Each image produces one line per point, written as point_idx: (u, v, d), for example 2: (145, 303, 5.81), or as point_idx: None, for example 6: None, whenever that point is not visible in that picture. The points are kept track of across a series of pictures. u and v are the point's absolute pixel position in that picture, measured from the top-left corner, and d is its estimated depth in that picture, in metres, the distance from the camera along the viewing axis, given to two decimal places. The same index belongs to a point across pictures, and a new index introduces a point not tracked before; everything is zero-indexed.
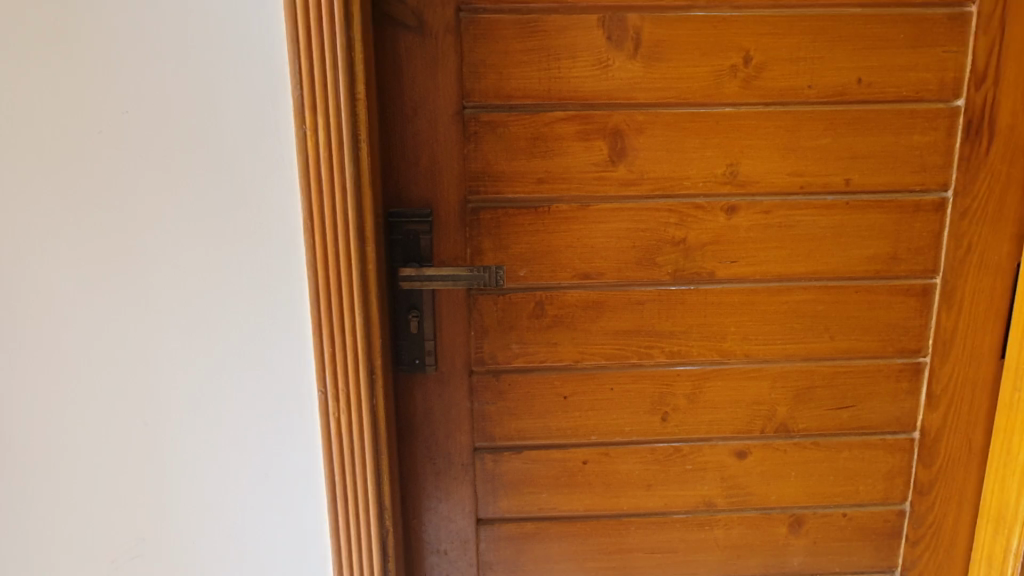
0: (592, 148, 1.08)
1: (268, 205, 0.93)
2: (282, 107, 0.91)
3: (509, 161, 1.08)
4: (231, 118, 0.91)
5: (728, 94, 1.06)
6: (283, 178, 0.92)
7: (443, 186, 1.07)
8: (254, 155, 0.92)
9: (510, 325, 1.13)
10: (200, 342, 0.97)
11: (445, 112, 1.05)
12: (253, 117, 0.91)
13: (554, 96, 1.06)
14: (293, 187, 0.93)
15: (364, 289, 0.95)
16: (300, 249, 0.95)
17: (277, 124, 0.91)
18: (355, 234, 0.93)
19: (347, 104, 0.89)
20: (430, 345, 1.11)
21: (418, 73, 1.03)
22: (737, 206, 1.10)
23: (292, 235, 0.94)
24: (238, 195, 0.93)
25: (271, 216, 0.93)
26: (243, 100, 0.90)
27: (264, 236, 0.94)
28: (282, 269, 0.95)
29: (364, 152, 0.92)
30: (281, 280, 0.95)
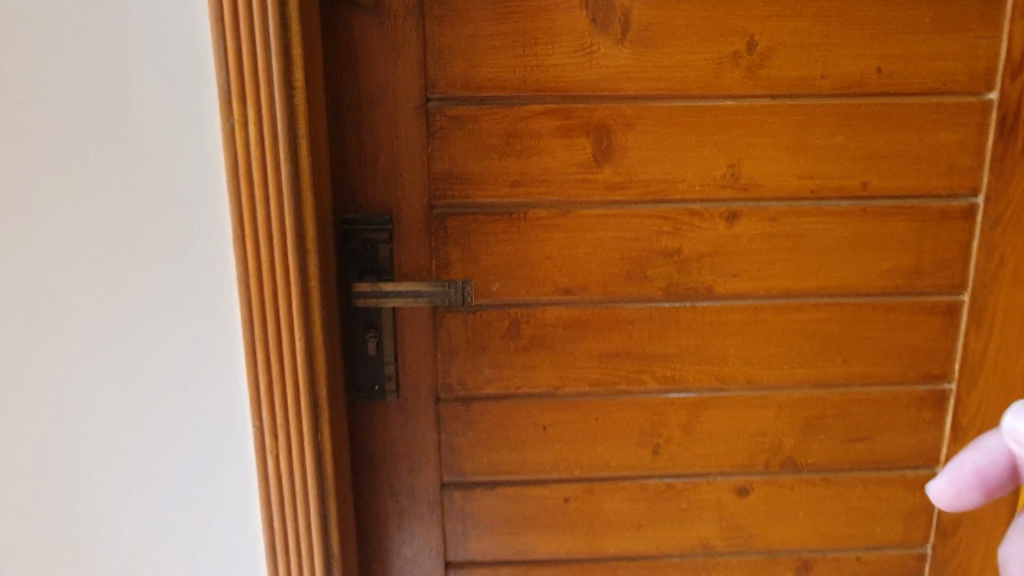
0: (574, 146, 0.94)
1: (191, 210, 0.79)
2: (206, 94, 0.77)
3: (479, 161, 0.94)
4: (147, 109, 0.77)
5: (729, 85, 0.93)
6: (208, 178, 0.79)
7: (405, 188, 0.94)
8: (173, 152, 0.78)
9: (481, 347, 1.00)
10: (118, 370, 0.83)
11: (405, 105, 0.92)
12: (171, 106, 0.77)
13: (530, 88, 0.93)
14: (220, 188, 0.79)
15: (305, 309, 0.82)
16: (229, 262, 0.81)
17: (202, 115, 0.77)
18: (294, 245, 0.79)
19: (283, 92, 0.76)
20: (391, 369, 0.99)
21: (374, 60, 0.90)
22: (739, 213, 0.97)
23: (221, 244, 0.80)
24: (155, 198, 0.79)
25: (193, 222, 0.80)
26: (160, 86, 0.76)
27: (190, 246, 0.80)
28: (209, 284, 0.81)
29: (304, 151, 0.78)
30: (208, 297, 0.82)
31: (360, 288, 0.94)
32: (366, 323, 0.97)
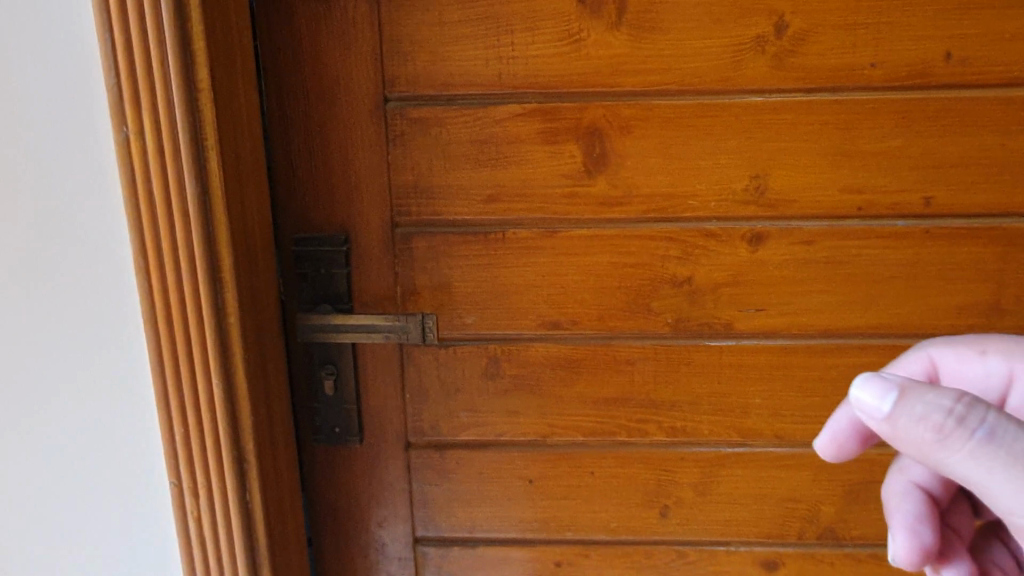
0: (560, 154, 0.78)
1: (87, 236, 0.69)
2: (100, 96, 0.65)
3: (448, 171, 0.79)
4: (38, 114, 0.66)
5: (751, 77, 0.75)
6: (104, 198, 0.68)
7: (362, 203, 0.80)
8: (64, 170, 0.67)
9: (455, 388, 0.86)
10: (22, 415, 0.74)
11: (358, 105, 0.77)
12: (59, 117, 0.66)
13: (507, 84, 0.77)
14: (119, 211, 0.68)
15: (223, 351, 0.70)
16: (133, 296, 0.70)
17: (98, 121, 0.66)
18: (205, 276, 0.67)
19: (183, 96, 0.63)
20: (352, 410, 0.86)
21: (323, 54, 0.76)
22: (766, 234, 0.79)
23: (123, 274, 0.69)
24: (48, 223, 0.69)
25: (90, 250, 0.69)
26: (49, 88, 0.65)
27: (91, 277, 0.70)
28: (111, 319, 0.71)
29: (214, 166, 0.65)
30: (110, 334, 0.71)
31: (310, 320, 0.81)
32: (323, 358, 0.84)
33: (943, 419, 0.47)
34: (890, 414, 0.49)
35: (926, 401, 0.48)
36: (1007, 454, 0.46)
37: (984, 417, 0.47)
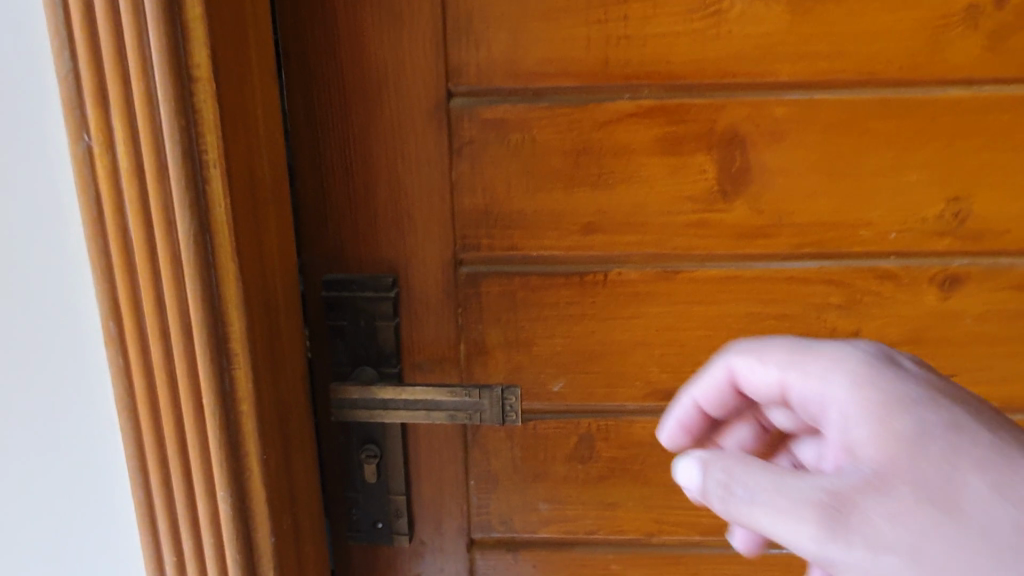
0: (685, 169, 0.58)
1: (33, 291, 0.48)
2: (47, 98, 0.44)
3: (533, 193, 0.59)
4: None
5: (956, 65, 0.54)
6: (55, 236, 0.47)
7: (416, 233, 0.60)
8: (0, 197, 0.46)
9: (535, 473, 0.66)
10: None
11: (412, 102, 0.57)
12: None
13: (615, 73, 0.56)
14: (77, 254, 0.47)
15: (232, 454, 0.49)
16: (99, 373, 0.49)
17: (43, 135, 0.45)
18: (206, 345, 0.47)
19: (172, 90, 0.43)
20: (399, 503, 0.65)
21: (364, 34, 0.56)
22: (961, 276, 0.59)
23: (83, 344, 0.48)
24: None
25: (37, 313, 0.48)
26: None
27: (35, 351, 0.48)
28: (68, 409, 0.49)
29: (217, 190, 0.45)
30: (66, 428, 0.50)
31: (346, 394, 0.61)
32: (361, 437, 0.64)
33: (722, 487, 0.39)
34: (704, 490, 0.40)
35: (720, 467, 0.39)
36: (791, 514, 0.36)
37: (753, 480, 0.38)
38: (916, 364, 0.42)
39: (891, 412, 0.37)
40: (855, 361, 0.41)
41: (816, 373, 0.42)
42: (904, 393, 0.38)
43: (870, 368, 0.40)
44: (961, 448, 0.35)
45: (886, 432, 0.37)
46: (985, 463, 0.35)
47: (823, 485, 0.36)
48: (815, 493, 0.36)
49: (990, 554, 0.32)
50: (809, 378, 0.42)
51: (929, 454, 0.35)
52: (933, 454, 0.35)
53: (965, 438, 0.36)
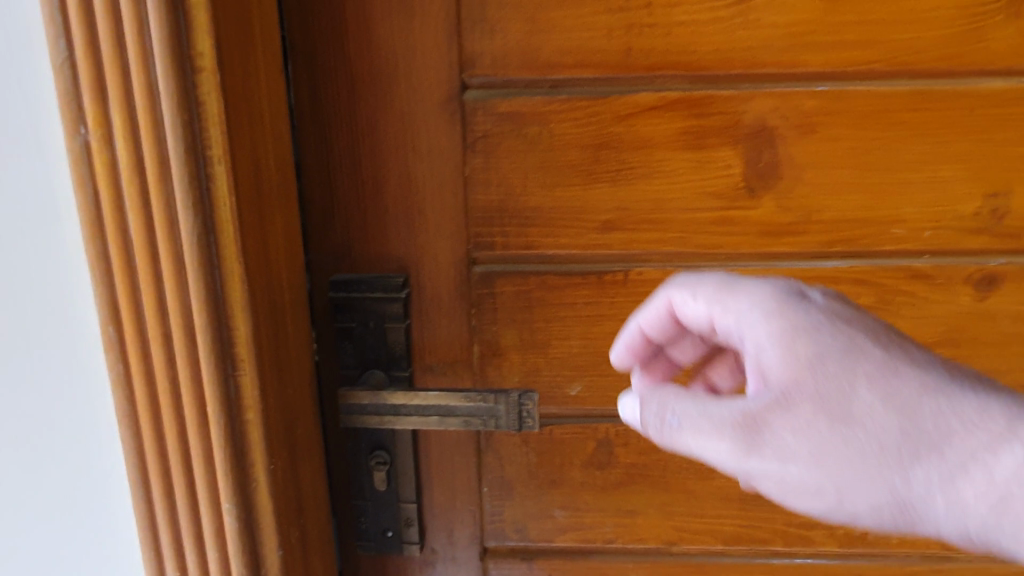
0: (709, 164, 0.55)
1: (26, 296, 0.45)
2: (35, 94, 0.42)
3: (550, 189, 0.57)
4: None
5: (995, 54, 0.52)
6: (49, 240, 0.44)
7: (428, 230, 0.58)
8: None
9: (551, 480, 0.63)
10: None
11: (423, 95, 0.55)
12: None
13: (637, 64, 0.54)
14: (74, 259, 0.44)
15: (238, 465, 0.46)
16: (98, 383, 0.46)
17: (32, 132, 0.42)
18: (209, 350, 0.44)
19: (174, 82, 0.40)
20: (410, 511, 0.63)
21: (374, 24, 0.54)
22: (997, 274, 0.56)
23: (82, 352, 0.46)
24: None
25: (31, 320, 0.45)
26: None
27: (32, 359, 0.46)
28: (67, 421, 0.47)
29: (222, 187, 0.42)
30: (65, 441, 0.47)
31: (355, 399, 0.58)
32: (372, 443, 0.61)
33: (655, 418, 0.42)
34: (644, 425, 0.43)
35: (653, 400, 0.43)
36: (709, 435, 0.39)
37: (681, 408, 0.41)
38: (824, 293, 0.43)
39: (797, 336, 0.39)
40: (769, 294, 0.41)
41: (734, 308, 0.42)
42: (809, 318, 0.40)
43: (780, 299, 0.41)
44: (859, 364, 0.38)
45: (791, 355, 0.38)
46: (880, 376, 0.37)
47: (738, 406, 0.39)
48: (731, 415, 0.39)
49: (882, 458, 0.36)
50: (728, 309, 0.43)
51: (828, 372, 0.37)
52: (832, 371, 0.37)
53: (862, 354, 0.38)
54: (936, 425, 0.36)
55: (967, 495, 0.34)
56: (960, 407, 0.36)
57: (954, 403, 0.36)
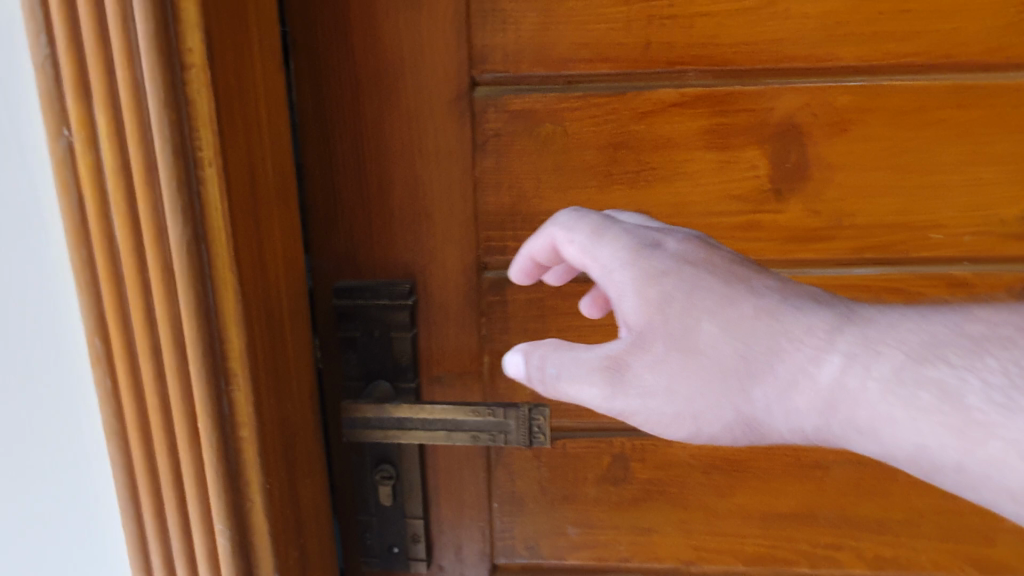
0: (733, 165, 0.52)
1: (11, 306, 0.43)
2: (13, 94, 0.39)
3: (564, 191, 0.54)
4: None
5: None
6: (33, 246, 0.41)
7: (434, 233, 0.55)
8: None
9: (564, 496, 0.60)
10: None
11: (429, 90, 0.52)
12: None
13: (657, 59, 0.51)
14: (59, 266, 0.42)
15: (231, 485, 0.44)
16: (87, 398, 0.44)
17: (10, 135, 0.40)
18: (200, 363, 0.42)
19: (161, 80, 0.38)
20: (417, 527, 0.60)
21: (379, 17, 0.51)
22: None
23: (70, 365, 0.43)
24: None
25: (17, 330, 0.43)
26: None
27: (18, 371, 0.44)
28: (55, 436, 0.44)
29: (212, 190, 0.40)
30: (53, 457, 0.45)
31: (367, 413, 0.55)
32: (376, 456, 0.59)
33: (538, 374, 0.42)
34: (529, 381, 0.43)
35: (535, 355, 0.43)
36: (582, 383, 0.40)
37: (560, 359, 0.41)
38: (674, 239, 0.42)
39: (652, 279, 0.40)
40: (626, 243, 0.42)
41: (601, 256, 0.42)
42: (661, 262, 0.40)
43: (633, 242, 0.42)
44: (700, 294, 0.39)
45: (644, 299, 0.39)
46: (721, 305, 0.38)
47: (604, 350, 0.40)
48: (599, 360, 0.40)
49: (725, 381, 0.37)
50: (595, 258, 0.43)
51: (677, 311, 0.39)
52: (678, 306, 0.39)
53: (704, 288, 0.39)
54: (770, 342, 0.37)
55: (803, 405, 0.36)
56: (790, 322, 0.37)
57: (783, 318, 0.37)
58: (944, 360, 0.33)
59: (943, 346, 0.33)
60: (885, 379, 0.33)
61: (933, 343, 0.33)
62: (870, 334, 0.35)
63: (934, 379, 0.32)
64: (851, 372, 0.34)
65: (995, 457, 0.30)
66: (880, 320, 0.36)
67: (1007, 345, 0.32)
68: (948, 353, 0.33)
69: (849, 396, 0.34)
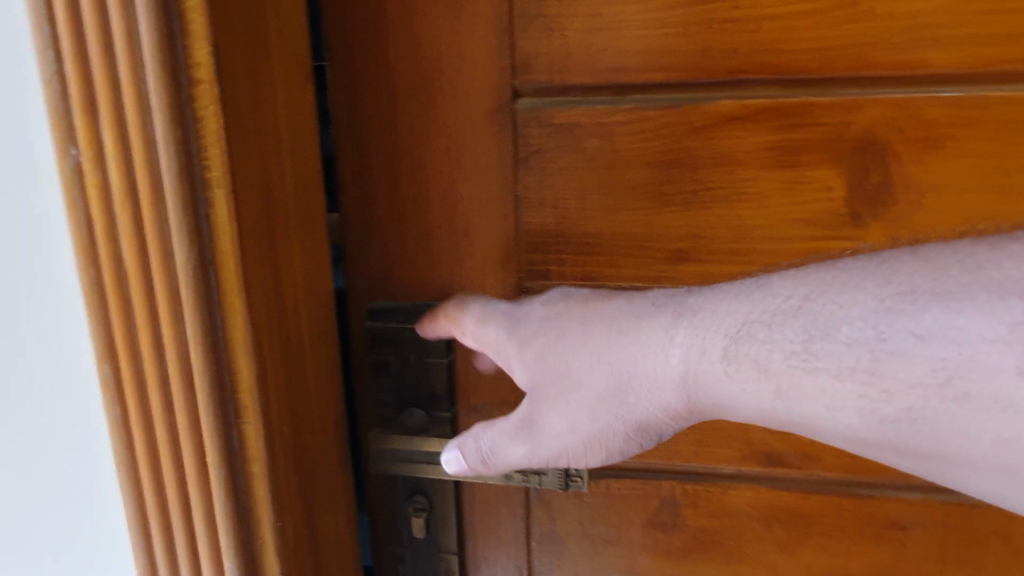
0: (803, 186, 0.46)
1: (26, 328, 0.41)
2: (26, 110, 0.38)
3: (612, 212, 0.49)
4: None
5: None
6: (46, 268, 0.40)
7: (470, 254, 0.51)
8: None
9: (608, 540, 0.56)
10: None
11: (467, 102, 0.48)
12: None
13: (719, 67, 0.45)
14: (71, 289, 0.40)
15: (241, 521, 0.42)
16: (98, 424, 0.42)
17: (25, 154, 0.39)
18: (208, 393, 0.40)
19: (167, 97, 0.36)
20: (451, 563, 0.57)
21: (415, 24, 0.47)
22: None
23: (82, 391, 0.42)
24: None
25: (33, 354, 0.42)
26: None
27: (35, 394, 0.42)
28: (69, 461, 0.43)
29: (221, 213, 0.38)
30: (68, 482, 0.44)
31: (398, 445, 0.53)
32: (408, 487, 0.55)
33: (477, 458, 0.45)
34: (476, 471, 0.45)
35: (467, 443, 0.45)
36: (514, 445, 0.44)
37: (487, 436, 0.44)
38: (541, 296, 0.46)
39: (525, 344, 0.44)
40: (502, 316, 0.46)
41: (488, 338, 0.46)
42: (529, 324, 0.45)
43: (506, 319, 0.46)
44: (565, 333, 0.43)
45: (528, 358, 0.44)
46: (584, 338, 0.42)
47: (516, 414, 0.44)
48: (517, 424, 0.44)
49: (610, 401, 0.41)
50: (484, 341, 0.47)
51: (556, 358, 0.43)
52: (551, 354, 0.43)
53: (567, 328, 0.43)
54: (618, 350, 0.41)
55: (671, 396, 0.39)
56: (628, 323, 0.41)
57: (623, 325, 0.41)
58: (756, 337, 0.37)
59: (754, 323, 0.37)
60: (718, 366, 0.38)
61: (747, 324, 0.37)
62: (696, 324, 0.39)
63: (751, 354, 0.37)
64: (692, 364, 0.38)
65: (813, 407, 0.35)
66: (702, 304, 0.39)
67: (799, 312, 0.36)
68: (758, 329, 0.37)
69: (697, 385, 0.39)
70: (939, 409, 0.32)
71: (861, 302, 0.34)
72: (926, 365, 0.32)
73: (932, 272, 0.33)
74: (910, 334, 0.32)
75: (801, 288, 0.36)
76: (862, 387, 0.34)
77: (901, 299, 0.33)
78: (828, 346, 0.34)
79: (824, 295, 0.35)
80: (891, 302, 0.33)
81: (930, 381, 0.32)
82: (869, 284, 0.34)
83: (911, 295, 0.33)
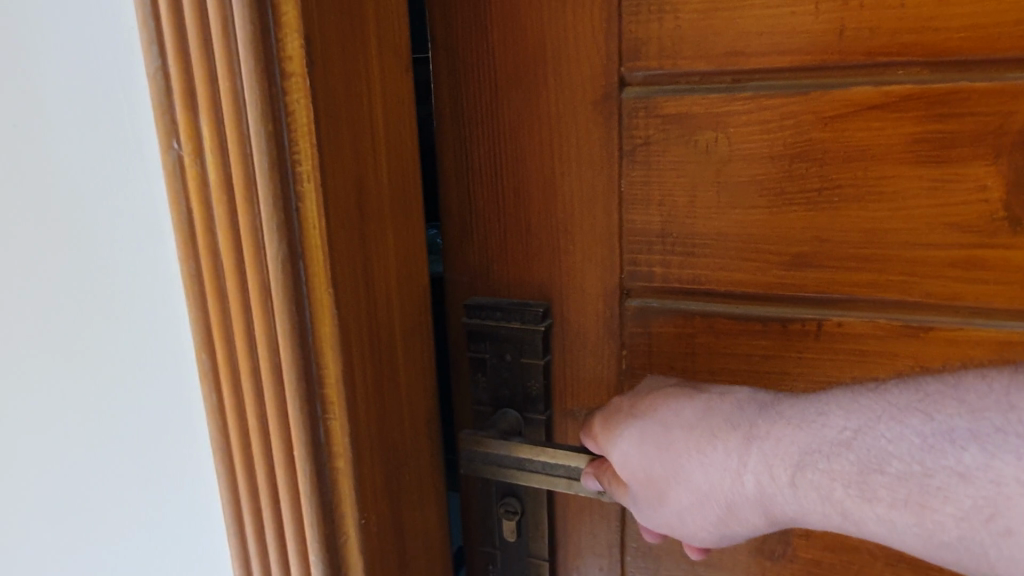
0: (950, 185, 0.41)
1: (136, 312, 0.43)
2: (137, 100, 0.39)
3: (726, 209, 0.45)
4: (56, 131, 0.42)
5: None
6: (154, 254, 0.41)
7: (571, 252, 0.49)
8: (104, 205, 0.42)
9: (708, 562, 0.52)
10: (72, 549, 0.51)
11: (572, 91, 0.46)
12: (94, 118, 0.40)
13: (855, 49, 0.40)
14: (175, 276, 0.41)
15: (326, 517, 0.42)
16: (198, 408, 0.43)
17: (137, 143, 0.40)
18: (298, 386, 0.39)
19: (260, 90, 0.35)
20: (541, 568, 0.55)
21: (521, 9, 0.45)
22: None
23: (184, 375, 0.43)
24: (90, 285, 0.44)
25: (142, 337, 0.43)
26: (69, 88, 0.40)
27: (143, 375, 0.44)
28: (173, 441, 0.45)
29: (312, 205, 0.37)
30: (172, 461, 0.45)
31: (489, 448, 0.50)
32: (501, 488, 0.54)
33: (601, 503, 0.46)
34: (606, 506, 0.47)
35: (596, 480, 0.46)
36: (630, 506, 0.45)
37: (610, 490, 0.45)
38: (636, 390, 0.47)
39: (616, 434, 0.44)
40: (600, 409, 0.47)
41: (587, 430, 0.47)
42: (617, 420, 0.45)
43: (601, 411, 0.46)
44: (642, 446, 0.43)
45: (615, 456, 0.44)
46: (664, 443, 0.42)
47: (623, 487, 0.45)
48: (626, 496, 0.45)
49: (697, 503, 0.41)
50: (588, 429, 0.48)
51: (639, 461, 0.43)
52: (634, 456, 0.43)
53: (651, 429, 0.43)
54: (695, 463, 0.41)
55: (748, 512, 0.39)
56: (705, 441, 0.41)
57: (701, 440, 0.41)
58: (815, 466, 0.37)
59: (813, 453, 0.37)
60: (787, 491, 0.37)
61: (807, 453, 0.37)
62: (766, 449, 0.39)
63: (813, 482, 0.37)
64: (763, 490, 0.38)
65: (876, 534, 0.35)
66: (769, 428, 0.39)
67: (850, 445, 0.36)
68: (817, 458, 0.37)
69: (771, 508, 0.38)
70: (989, 548, 0.32)
71: (907, 435, 0.35)
72: (970, 503, 0.32)
73: (975, 415, 0.33)
74: (954, 473, 0.33)
75: (853, 420, 0.37)
76: (917, 518, 0.33)
77: (942, 436, 0.34)
78: (881, 479, 0.35)
79: (873, 430, 0.36)
80: (934, 440, 0.34)
81: (976, 517, 0.32)
82: (913, 419, 0.35)
83: (951, 434, 0.34)
